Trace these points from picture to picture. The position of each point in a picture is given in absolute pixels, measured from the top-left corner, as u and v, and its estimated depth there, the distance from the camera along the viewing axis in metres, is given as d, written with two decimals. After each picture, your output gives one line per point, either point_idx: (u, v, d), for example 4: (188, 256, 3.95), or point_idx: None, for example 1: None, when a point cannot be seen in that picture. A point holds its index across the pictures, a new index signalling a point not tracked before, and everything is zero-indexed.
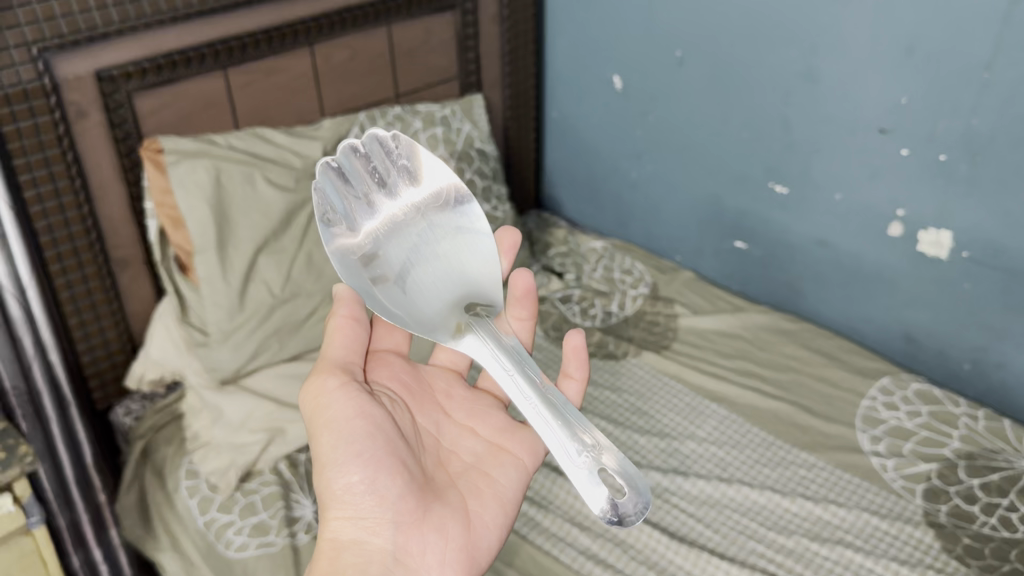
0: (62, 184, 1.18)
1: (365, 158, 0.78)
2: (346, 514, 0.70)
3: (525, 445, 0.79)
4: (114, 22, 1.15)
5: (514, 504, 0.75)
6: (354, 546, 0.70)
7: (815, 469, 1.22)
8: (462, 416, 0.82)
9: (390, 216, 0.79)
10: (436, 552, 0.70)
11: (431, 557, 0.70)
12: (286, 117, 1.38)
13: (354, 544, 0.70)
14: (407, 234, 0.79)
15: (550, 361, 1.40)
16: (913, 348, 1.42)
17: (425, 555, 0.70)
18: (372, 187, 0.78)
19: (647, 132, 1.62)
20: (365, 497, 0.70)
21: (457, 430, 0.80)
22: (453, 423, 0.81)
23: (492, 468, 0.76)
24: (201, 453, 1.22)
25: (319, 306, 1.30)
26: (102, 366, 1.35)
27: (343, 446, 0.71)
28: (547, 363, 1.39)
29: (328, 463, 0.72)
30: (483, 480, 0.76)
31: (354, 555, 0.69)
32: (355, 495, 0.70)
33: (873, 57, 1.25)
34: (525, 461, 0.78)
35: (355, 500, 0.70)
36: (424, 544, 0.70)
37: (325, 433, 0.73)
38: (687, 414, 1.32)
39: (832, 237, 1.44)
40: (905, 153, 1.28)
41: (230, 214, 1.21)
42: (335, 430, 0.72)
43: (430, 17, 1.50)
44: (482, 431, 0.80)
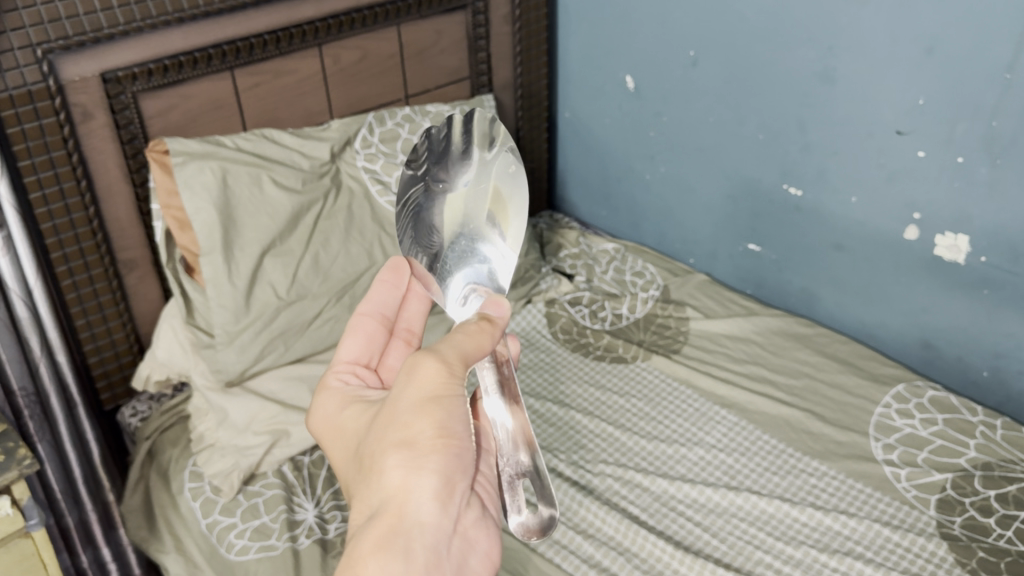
0: (68, 185, 1.18)
1: (485, 276, 0.74)
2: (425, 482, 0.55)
3: None
4: (121, 23, 1.15)
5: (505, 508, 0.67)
6: (422, 511, 0.55)
7: (826, 478, 1.20)
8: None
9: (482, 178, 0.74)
10: (486, 537, 0.59)
11: (481, 538, 0.58)
12: (293, 117, 1.37)
13: (420, 510, 0.55)
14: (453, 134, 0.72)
15: (535, 366, 1.40)
16: (930, 354, 1.39)
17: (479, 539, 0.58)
18: (483, 226, 0.75)
19: (660, 134, 1.60)
20: (454, 467, 0.56)
21: None
22: None
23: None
24: (205, 455, 1.22)
25: (325, 308, 1.29)
26: (109, 368, 1.34)
27: (455, 416, 0.58)
28: (532, 367, 1.39)
29: (432, 428, 0.57)
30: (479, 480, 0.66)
31: (418, 520, 0.54)
32: (446, 462, 0.56)
33: (889, 57, 1.22)
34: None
35: (448, 467, 0.56)
36: (479, 525, 0.58)
37: (438, 400, 0.58)
38: (696, 420, 1.29)
39: (848, 240, 1.41)
40: (922, 155, 1.25)
41: (236, 215, 1.21)
42: (453, 401, 0.58)
43: (440, 18, 1.49)
44: None
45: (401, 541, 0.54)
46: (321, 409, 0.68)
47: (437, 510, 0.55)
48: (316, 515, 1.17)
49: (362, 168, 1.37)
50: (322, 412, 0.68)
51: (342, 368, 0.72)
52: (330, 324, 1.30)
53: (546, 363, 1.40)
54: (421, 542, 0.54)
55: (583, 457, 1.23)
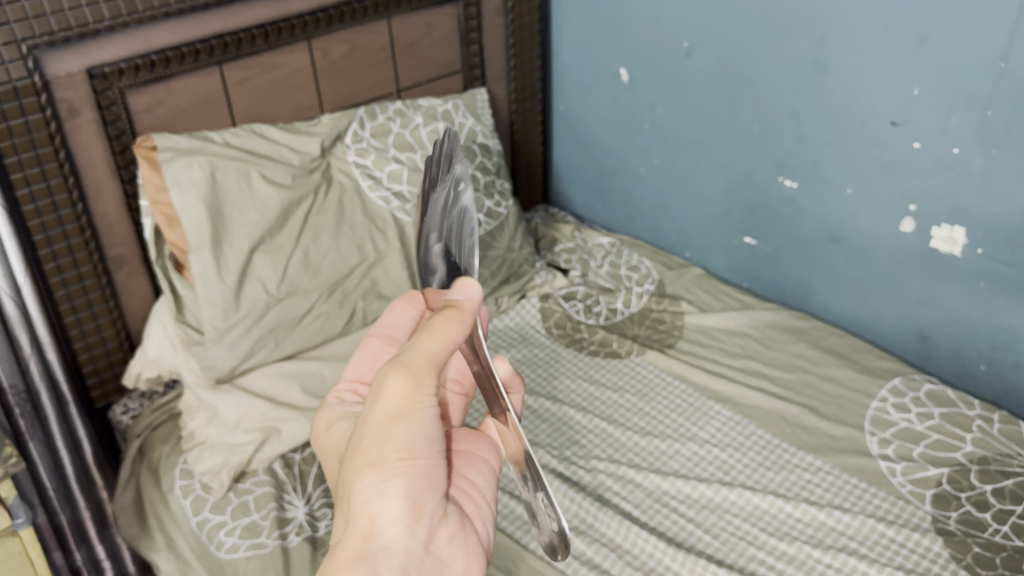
0: (55, 182, 1.17)
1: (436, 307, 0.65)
2: (390, 505, 0.58)
3: (491, 446, 0.73)
4: (106, 19, 1.14)
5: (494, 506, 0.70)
6: (387, 535, 0.59)
7: (820, 473, 1.19)
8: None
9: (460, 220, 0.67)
10: (460, 547, 0.62)
11: (454, 548, 0.62)
12: (284, 113, 1.36)
13: (386, 533, 0.59)
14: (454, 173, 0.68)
15: (531, 362, 1.39)
16: (926, 347, 1.37)
17: (450, 550, 0.62)
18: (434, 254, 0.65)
19: (654, 126, 1.58)
20: (420, 489, 0.60)
21: None
22: None
23: (472, 472, 0.70)
24: (196, 453, 1.21)
25: (315, 304, 1.28)
26: (99, 365, 1.34)
27: (420, 436, 0.60)
28: (527, 363, 1.38)
29: (398, 448, 0.59)
30: (465, 478, 0.69)
31: (384, 543, 0.59)
32: (411, 485, 0.59)
33: (882, 47, 1.21)
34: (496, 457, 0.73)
35: (412, 490, 0.59)
36: (451, 539, 0.62)
37: (402, 419, 0.60)
38: (690, 415, 1.28)
39: (845, 232, 1.39)
40: (918, 146, 1.23)
41: (225, 211, 1.21)
42: (418, 418, 0.60)
43: (431, 11, 1.48)
44: None
45: (369, 565, 0.58)
46: (318, 426, 0.72)
47: (404, 533, 0.59)
48: (307, 513, 1.16)
49: (353, 162, 1.37)
50: (319, 429, 0.72)
51: (342, 389, 0.75)
52: (320, 321, 1.29)
53: (540, 358, 1.40)
54: (389, 564, 0.58)
55: (576, 453, 1.22)
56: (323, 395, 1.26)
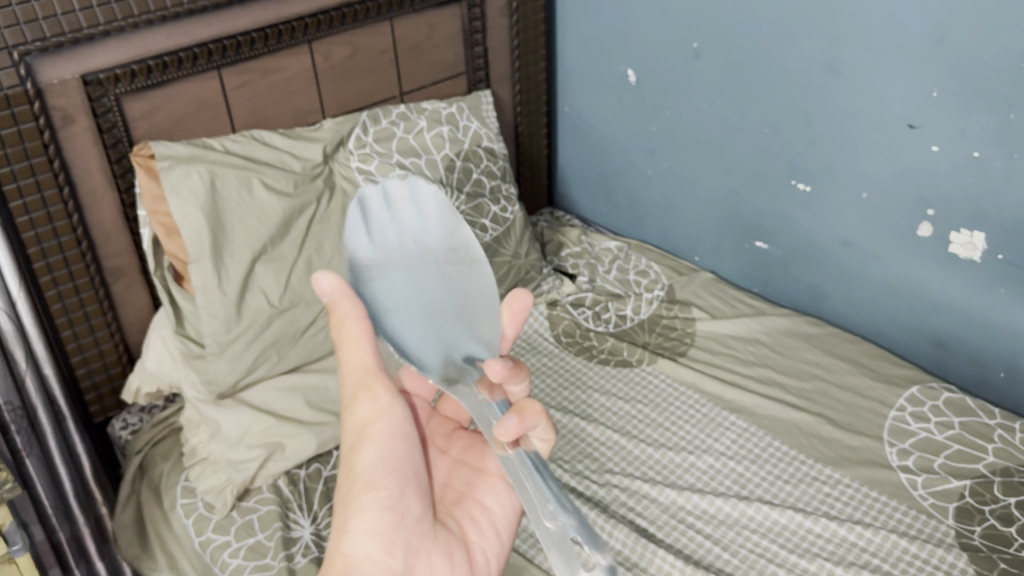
0: (50, 193, 1.13)
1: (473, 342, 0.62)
2: (359, 537, 0.57)
3: None
4: (101, 23, 1.10)
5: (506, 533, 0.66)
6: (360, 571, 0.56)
7: (839, 486, 1.16)
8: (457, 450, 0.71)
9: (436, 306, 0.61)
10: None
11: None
12: (284, 118, 1.33)
13: (361, 569, 0.57)
14: (402, 246, 0.61)
15: (543, 370, 1.36)
16: (943, 353, 1.34)
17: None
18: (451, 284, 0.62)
19: (661, 127, 1.54)
20: (388, 520, 0.58)
21: (450, 468, 0.69)
22: (446, 457, 0.70)
23: (487, 494, 0.67)
24: (198, 469, 1.18)
25: (319, 315, 1.25)
26: (97, 379, 1.30)
27: (383, 464, 0.59)
28: (539, 372, 1.35)
29: (361, 476, 0.58)
30: (478, 503, 0.66)
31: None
32: (376, 517, 0.57)
33: (900, 48, 1.17)
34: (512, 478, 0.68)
35: (378, 523, 0.57)
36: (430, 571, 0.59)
37: (364, 442, 0.59)
38: (704, 426, 1.25)
39: (857, 238, 1.35)
40: (936, 150, 1.20)
41: (225, 220, 1.17)
42: (376, 444, 0.59)
43: (434, 12, 1.44)
44: (451, 457, 0.70)
45: None
46: None
47: (373, 569, 0.57)
48: (313, 533, 1.13)
49: (356, 169, 1.33)
50: None
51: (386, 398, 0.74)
52: (325, 333, 1.26)
53: (552, 366, 1.37)
54: None
55: (588, 467, 1.19)
56: (327, 409, 1.22)
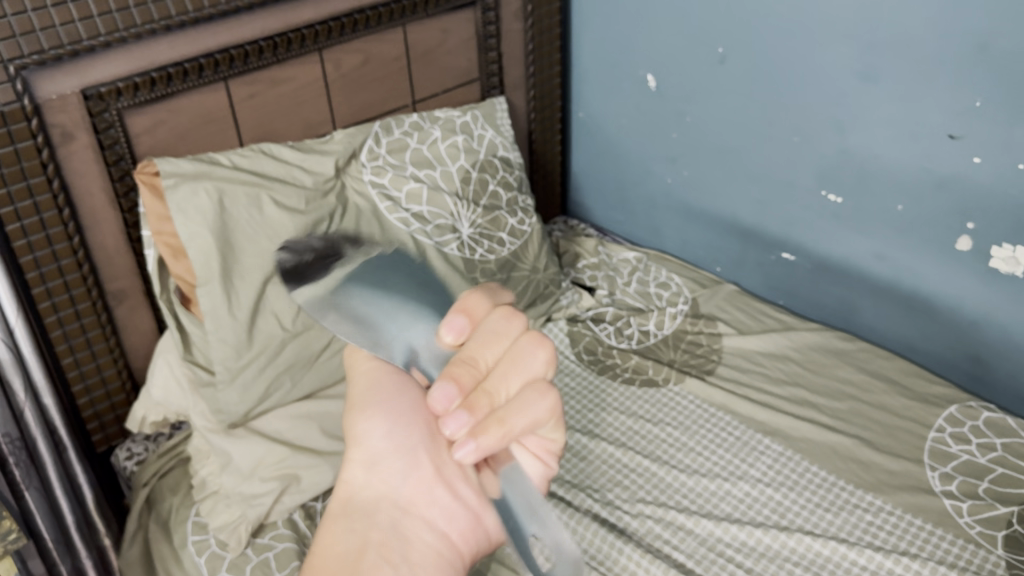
0: (49, 215, 1.06)
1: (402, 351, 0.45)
2: (359, 457, 0.58)
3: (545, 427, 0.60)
4: (102, 34, 1.03)
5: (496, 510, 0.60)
6: (363, 493, 0.58)
7: (881, 514, 1.11)
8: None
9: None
10: (444, 508, 0.58)
11: (441, 511, 0.58)
12: (294, 130, 1.26)
13: (361, 493, 0.58)
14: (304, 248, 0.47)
15: (579, 393, 1.30)
16: (980, 370, 1.29)
17: (434, 512, 0.58)
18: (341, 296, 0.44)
19: (682, 135, 1.48)
20: (384, 446, 0.58)
21: None
22: None
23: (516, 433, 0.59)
24: (210, 504, 1.12)
25: (334, 339, 1.19)
26: (100, 407, 1.24)
27: (374, 394, 0.59)
28: (574, 395, 1.29)
29: (357, 403, 0.60)
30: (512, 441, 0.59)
31: (361, 502, 0.58)
32: (373, 439, 0.58)
33: (941, 55, 1.12)
34: (549, 446, 0.59)
35: (372, 448, 0.58)
36: (433, 498, 0.58)
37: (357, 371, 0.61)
38: (738, 450, 1.20)
39: (891, 250, 1.30)
40: (977, 161, 1.14)
41: (235, 241, 1.11)
42: (367, 374, 0.60)
43: (447, 16, 1.38)
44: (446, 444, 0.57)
45: (345, 519, 0.57)
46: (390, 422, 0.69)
47: (379, 487, 0.58)
48: None
49: (369, 182, 1.27)
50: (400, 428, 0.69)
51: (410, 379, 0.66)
52: (340, 356, 1.20)
53: (591, 388, 1.31)
54: (364, 520, 0.56)
55: (619, 496, 1.14)
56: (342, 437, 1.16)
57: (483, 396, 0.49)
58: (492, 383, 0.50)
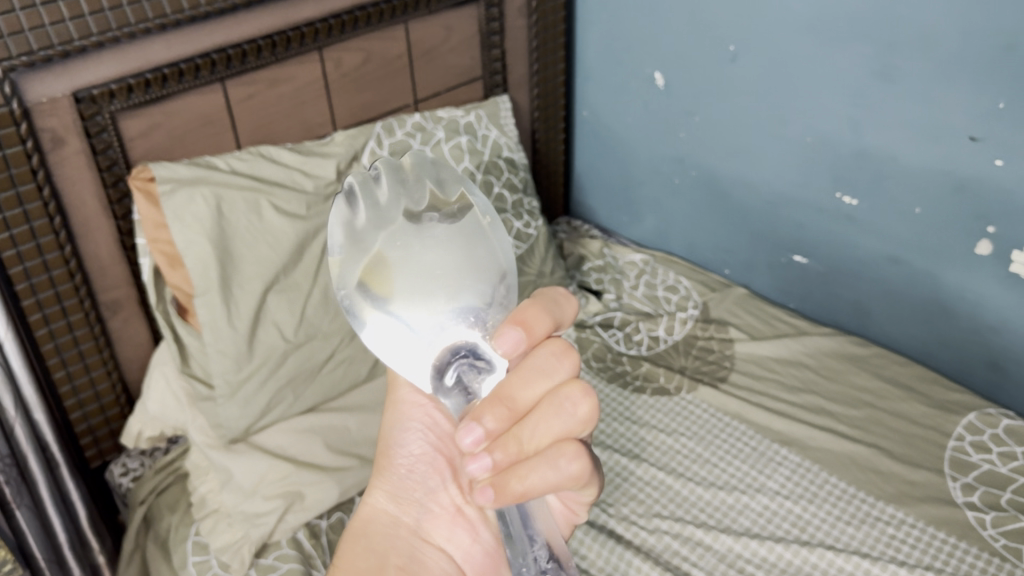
0: (40, 223, 1.02)
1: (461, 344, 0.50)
2: (386, 485, 0.68)
3: None
4: (93, 33, 0.98)
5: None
6: (385, 514, 0.67)
7: (904, 527, 1.07)
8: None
9: (372, 235, 0.50)
10: (461, 542, 0.67)
11: (457, 543, 0.67)
12: (293, 132, 1.22)
13: (380, 519, 0.67)
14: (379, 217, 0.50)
15: None
16: (998, 376, 1.26)
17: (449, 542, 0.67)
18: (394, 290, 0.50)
19: (690, 135, 1.45)
20: (410, 483, 0.69)
21: None
22: None
23: None
24: (211, 522, 1.08)
25: (337, 349, 1.15)
26: (94, 422, 1.20)
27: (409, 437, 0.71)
28: None
29: (393, 440, 0.71)
30: None
31: (382, 524, 0.66)
32: (402, 477, 0.69)
33: (963, 54, 1.08)
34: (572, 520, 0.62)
35: (401, 483, 0.69)
36: (450, 534, 0.68)
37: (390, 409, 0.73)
38: (755, 461, 1.17)
39: (907, 254, 1.27)
40: (999, 164, 1.11)
41: (234, 249, 1.06)
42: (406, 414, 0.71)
43: (450, 13, 1.33)
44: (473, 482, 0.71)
45: (367, 539, 0.65)
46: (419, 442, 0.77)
47: (396, 517, 0.67)
48: None
49: None
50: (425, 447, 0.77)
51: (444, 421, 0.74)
52: (343, 367, 1.16)
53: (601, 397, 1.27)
54: (383, 543, 0.65)
55: (634, 511, 1.10)
56: (349, 451, 1.12)
57: (511, 440, 0.49)
58: (524, 431, 0.49)
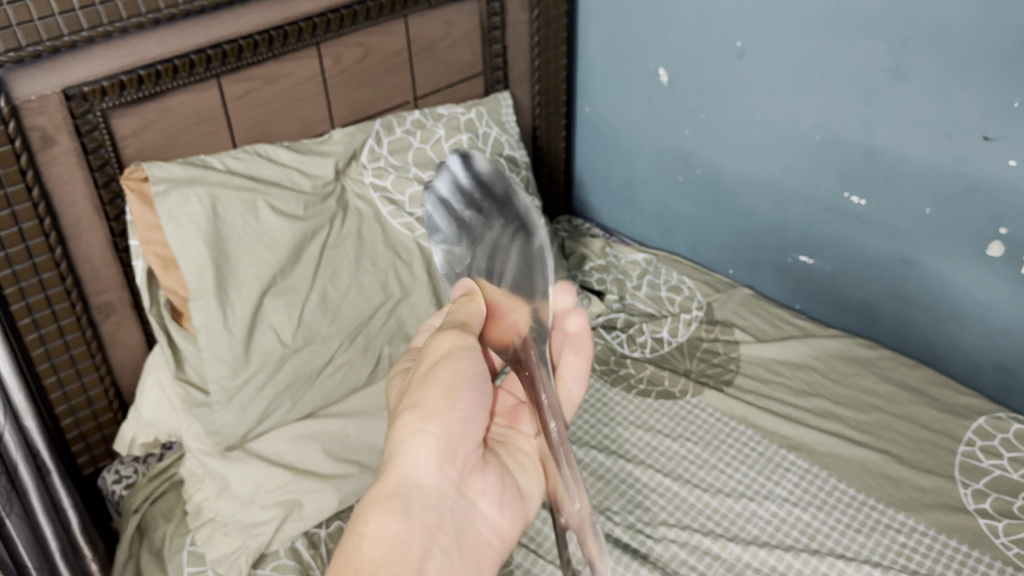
0: (29, 225, 0.98)
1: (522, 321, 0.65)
2: (433, 438, 0.62)
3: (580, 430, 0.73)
4: (84, 29, 0.95)
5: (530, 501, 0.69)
6: (424, 474, 0.61)
7: (915, 535, 1.05)
8: (505, 418, 0.75)
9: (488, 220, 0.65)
10: (493, 499, 0.65)
11: (489, 498, 0.65)
12: (290, 130, 1.19)
13: (422, 475, 0.61)
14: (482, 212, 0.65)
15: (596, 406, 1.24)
16: (1009, 380, 1.24)
17: (483, 496, 0.65)
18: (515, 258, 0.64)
19: (695, 132, 1.42)
20: (456, 434, 0.63)
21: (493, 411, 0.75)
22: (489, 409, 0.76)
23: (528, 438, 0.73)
24: (207, 531, 1.05)
25: (336, 353, 1.11)
26: (85, 428, 1.17)
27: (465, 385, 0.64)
28: (588, 408, 1.24)
29: (443, 385, 0.63)
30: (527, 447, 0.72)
31: (419, 483, 0.61)
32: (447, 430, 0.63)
33: (978, 52, 1.05)
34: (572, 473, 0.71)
35: (448, 437, 0.63)
36: (484, 487, 0.65)
37: (450, 359, 0.64)
38: (763, 467, 1.15)
39: (917, 254, 1.25)
40: (1013, 164, 1.08)
41: (231, 250, 1.03)
42: (463, 362, 0.64)
43: (451, 7, 1.30)
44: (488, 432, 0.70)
45: (404, 499, 0.60)
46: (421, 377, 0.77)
47: (437, 474, 0.62)
48: None
49: (370, 184, 1.19)
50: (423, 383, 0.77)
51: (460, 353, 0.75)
52: (342, 372, 1.12)
53: (606, 401, 1.25)
54: (423, 502, 0.61)
55: (640, 519, 1.08)
56: (349, 458, 1.08)
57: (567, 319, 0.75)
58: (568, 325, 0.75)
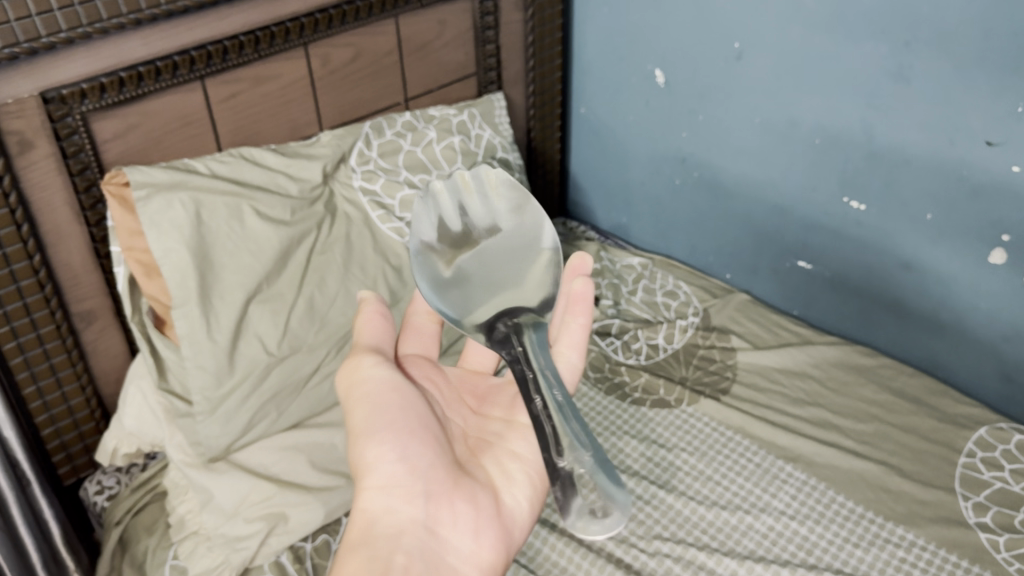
0: (6, 232, 0.95)
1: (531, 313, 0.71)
2: (376, 479, 0.59)
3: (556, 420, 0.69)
4: (62, 30, 0.91)
5: (519, 511, 0.64)
6: (385, 516, 0.58)
7: (914, 550, 1.03)
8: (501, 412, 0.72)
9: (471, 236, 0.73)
10: (469, 520, 0.60)
11: (462, 528, 0.60)
12: (277, 132, 1.16)
13: (382, 519, 0.58)
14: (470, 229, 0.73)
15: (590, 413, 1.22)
16: (1011, 389, 1.22)
17: (459, 517, 0.60)
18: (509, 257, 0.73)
19: (692, 133, 1.40)
20: (400, 467, 0.60)
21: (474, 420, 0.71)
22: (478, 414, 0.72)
23: (517, 442, 0.68)
24: (189, 545, 1.02)
25: (323, 361, 1.09)
26: (67, 437, 1.14)
27: (388, 416, 0.61)
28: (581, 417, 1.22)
29: (362, 430, 0.61)
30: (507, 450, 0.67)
31: (384, 527, 0.58)
32: (388, 465, 0.60)
33: (983, 55, 1.02)
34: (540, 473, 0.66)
35: (390, 471, 0.60)
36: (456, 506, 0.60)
37: (354, 405, 0.62)
38: (759, 479, 1.12)
39: (919, 261, 1.22)
40: (1017, 169, 1.06)
41: (214, 256, 1.00)
42: (368, 398, 0.62)
43: (443, 7, 1.27)
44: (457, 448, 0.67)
45: (369, 547, 0.57)
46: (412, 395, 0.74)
47: (400, 510, 0.58)
48: None
49: (359, 188, 1.17)
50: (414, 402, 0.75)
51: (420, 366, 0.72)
52: (329, 381, 1.09)
53: (601, 409, 1.23)
54: (389, 544, 0.57)
55: (634, 532, 1.05)
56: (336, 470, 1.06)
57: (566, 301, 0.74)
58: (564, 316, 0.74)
